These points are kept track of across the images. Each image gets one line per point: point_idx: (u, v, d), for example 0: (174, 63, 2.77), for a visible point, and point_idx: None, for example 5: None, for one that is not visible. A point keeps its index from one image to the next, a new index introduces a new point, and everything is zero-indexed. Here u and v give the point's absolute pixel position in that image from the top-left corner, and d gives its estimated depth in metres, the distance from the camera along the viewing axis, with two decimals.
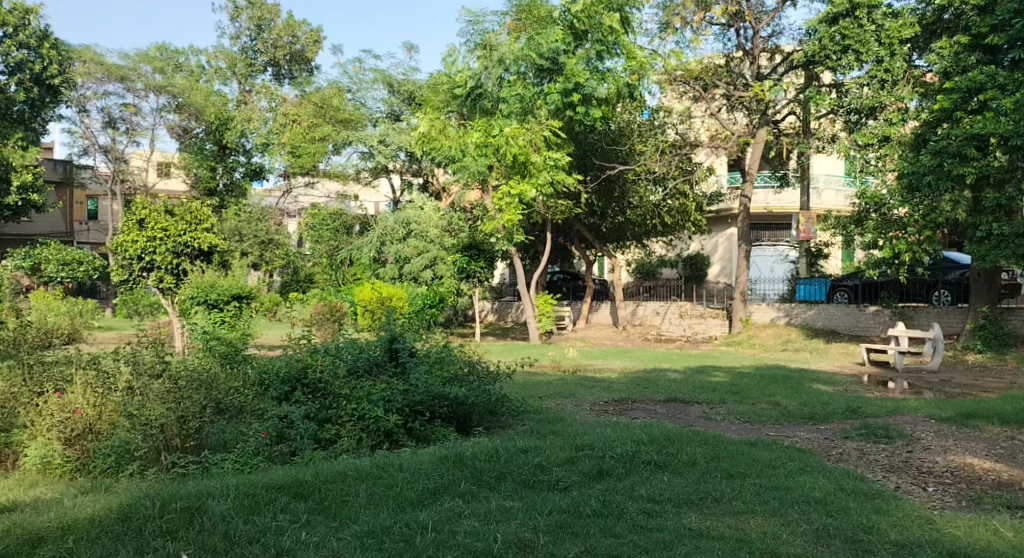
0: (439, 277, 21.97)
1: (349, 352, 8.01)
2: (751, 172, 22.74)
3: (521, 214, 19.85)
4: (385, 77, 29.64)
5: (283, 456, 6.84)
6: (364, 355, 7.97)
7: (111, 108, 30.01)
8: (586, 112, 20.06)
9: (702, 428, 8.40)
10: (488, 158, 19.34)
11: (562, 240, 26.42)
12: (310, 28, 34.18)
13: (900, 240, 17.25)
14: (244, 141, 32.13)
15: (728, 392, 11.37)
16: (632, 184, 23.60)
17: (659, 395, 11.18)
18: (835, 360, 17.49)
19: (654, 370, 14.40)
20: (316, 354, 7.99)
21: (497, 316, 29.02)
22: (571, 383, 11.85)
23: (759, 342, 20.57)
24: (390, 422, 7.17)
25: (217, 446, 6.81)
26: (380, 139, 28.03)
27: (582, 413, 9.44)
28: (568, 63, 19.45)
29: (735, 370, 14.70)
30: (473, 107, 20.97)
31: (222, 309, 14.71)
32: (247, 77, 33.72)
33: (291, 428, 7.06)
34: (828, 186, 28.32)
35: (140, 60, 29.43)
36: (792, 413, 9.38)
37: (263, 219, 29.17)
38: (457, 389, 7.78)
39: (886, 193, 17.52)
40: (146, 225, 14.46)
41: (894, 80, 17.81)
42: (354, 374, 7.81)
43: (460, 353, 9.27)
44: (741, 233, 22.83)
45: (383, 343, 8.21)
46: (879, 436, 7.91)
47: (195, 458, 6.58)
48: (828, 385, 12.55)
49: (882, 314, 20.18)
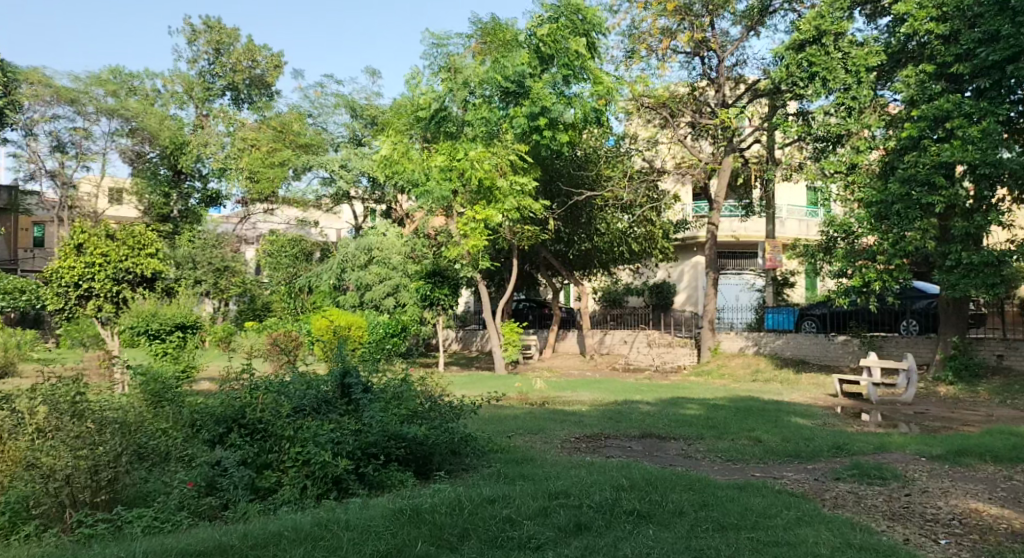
0: (401, 305, 21.27)
1: (296, 387, 7.27)
2: (717, 200, 22.30)
3: (487, 240, 19.30)
4: (347, 101, 29.04)
5: (212, 511, 6.15)
6: (312, 391, 7.24)
7: (60, 132, 29.02)
8: (553, 136, 19.64)
9: (683, 469, 7.80)
10: (453, 182, 18.79)
11: (528, 267, 25.87)
12: (270, 52, 33.52)
13: (869, 268, 16.73)
14: (200, 165, 31.33)
15: (704, 426, 10.78)
16: (599, 211, 23.12)
17: (633, 430, 10.55)
18: (807, 391, 17.03)
19: (624, 403, 13.78)
20: (256, 390, 7.24)
21: (462, 345, 28.31)
22: (540, 418, 11.22)
23: (729, 373, 20.07)
24: (339, 468, 6.49)
25: (134, 499, 6.19)
26: (342, 165, 27.40)
27: (553, 452, 8.80)
28: (533, 87, 18.98)
29: (708, 402, 14.14)
30: (434, 130, 20.27)
31: (165, 339, 14.12)
32: (205, 101, 32.95)
33: (224, 476, 6.43)
34: (791, 216, 27.99)
35: (92, 83, 28.60)
36: (776, 450, 8.82)
37: (218, 245, 28.45)
38: (416, 428, 7.11)
39: (854, 219, 17.05)
40: (85, 251, 13.98)
41: (861, 108, 17.29)
42: (300, 413, 7.04)
43: (419, 388, 8.55)
44: (709, 260, 22.46)
45: (335, 378, 7.49)
46: (872, 476, 7.35)
47: (106, 515, 5.87)
48: (806, 418, 12.02)
49: (851, 344, 19.69)
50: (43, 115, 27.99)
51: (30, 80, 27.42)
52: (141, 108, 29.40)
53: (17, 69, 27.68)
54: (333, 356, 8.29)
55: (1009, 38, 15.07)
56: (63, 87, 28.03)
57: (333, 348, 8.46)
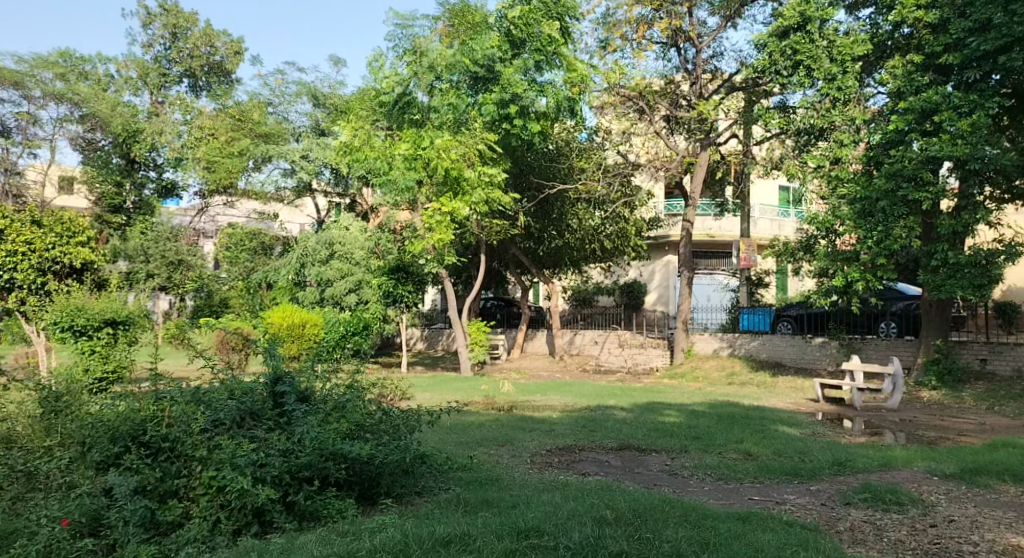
0: (364, 303, 20.12)
1: (217, 398, 6.34)
2: (692, 196, 21.38)
3: (453, 234, 18.17)
4: (309, 89, 27.78)
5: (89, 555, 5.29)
6: (234, 402, 6.31)
7: (4, 117, 27.38)
8: (524, 125, 18.65)
9: (670, 492, 6.87)
10: (418, 172, 17.68)
11: (496, 264, 24.88)
12: (230, 38, 32.02)
13: (852, 268, 15.34)
14: (154, 154, 29.88)
15: (687, 438, 9.80)
16: (570, 206, 22.14)
17: (610, 442, 9.57)
18: (787, 395, 16.08)
19: (598, 410, 12.75)
20: (160, 402, 6.25)
21: (427, 344, 27.17)
22: (506, 427, 10.27)
23: (704, 376, 19.14)
24: (260, 498, 5.65)
25: None
26: (303, 155, 26.10)
27: (521, 469, 7.89)
28: (503, 72, 17.95)
29: (686, 408, 13.15)
30: (396, 117, 19.09)
31: (92, 336, 12.83)
32: (161, 88, 31.37)
33: (114, 508, 5.49)
34: (763, 215, 27.04)
35: (37, 65, 26.98)
36: (772, 467, 7.86)
37: (173, 239, 26.82)
38: (361, 446, 6.22)
39: (837, 216, 15.53)
40: (6, 237, 13.72)
41: (846, 99, 15.93)
42: (217, 429, 6.12)
43: (368, 397, 7.55)
44: (682, 259, 21.59)
45: (266, 385, 6.61)
46: (887, 502, 6.37)
47: None
48: (794, 427, 11.05)
49: (829, 346, 18.74)
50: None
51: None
52: (91, 93, 27.71)
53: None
54: (262, 357, 7.18)
55: (1002, 26, 13.75)
56: (7, 69, 26.13)
57: (264, 347, 7.34)
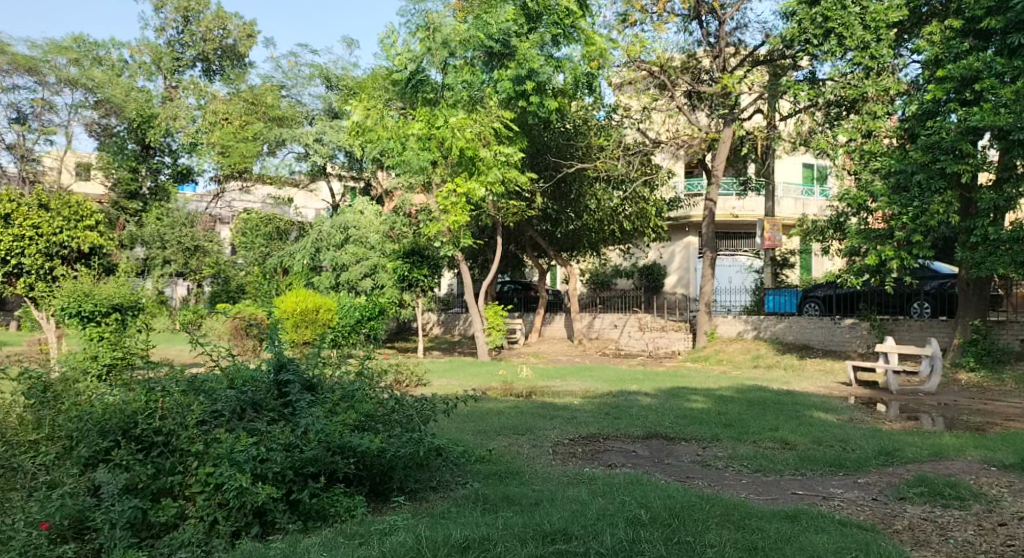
0: (380, 287, 19.67)
1: (216, 388, 5.89)
2: (715, 173, 20.72)
3: (469, 215, 17.63)
4: (322, 72, 27.25)
5: None
6: (234, 392, 5.86)
7: (19, 103, 27.05)
8: (541, 102, 18.06)
9: (705, 487, 6.36)
10: (432, 152, 17.14)
11: (514, 247, 24.38)
12: (242, 21, 31.49)
13: (886, 246, 14.63)
14: (169, 140, 29.51)
15: (718, 425, 9.26)
16: (588, 185, 21.52)
17: (636, 430, 9.06)
18: (817, 379, 15.46)
19: (621, 396, 12.23)
20: (153, 391, 5.79)
21: (443, 329, 26.74)
22: (526, 415, 9.79)
23: (728, 359, 18.56)
24: (260, 497, 5.17)
25: None
26: (316, 138, 25.57)
27: (543, 460, 7.40)
28: (519, 47, 17.30)
29: (714, 393, 12.60)
30: (410, 95, 18.52)
31: (100, 322, 12.35)
32: (174, 72, 30.91)
33: (100, 509, 5.03)
34: (787, 194, 26.34)
35: (51, 50, 26.63)
36: (814, 458, 7.32)
37: (189, 224, 26.50)
38: (370, 438, 5.74)
39: (869, 191, 14.85)
40: (13, 221, 13.48)
41: (880, 68, 15.30)
42: (215, 421, 5.66)
43: (380, 385, 7.10)
44: (705, 240, 20.91)
45: (269, 373, 6.17)
46: (947, 497, 5.81)
47: None
48: (831, 413, 10.48)
49: (859, 328, 18.06)
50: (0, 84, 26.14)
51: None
52: (105, 78, 27.33)
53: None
54: (266, 342, 6.73)
55: None
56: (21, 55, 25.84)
57: (266, 333, 6.88)
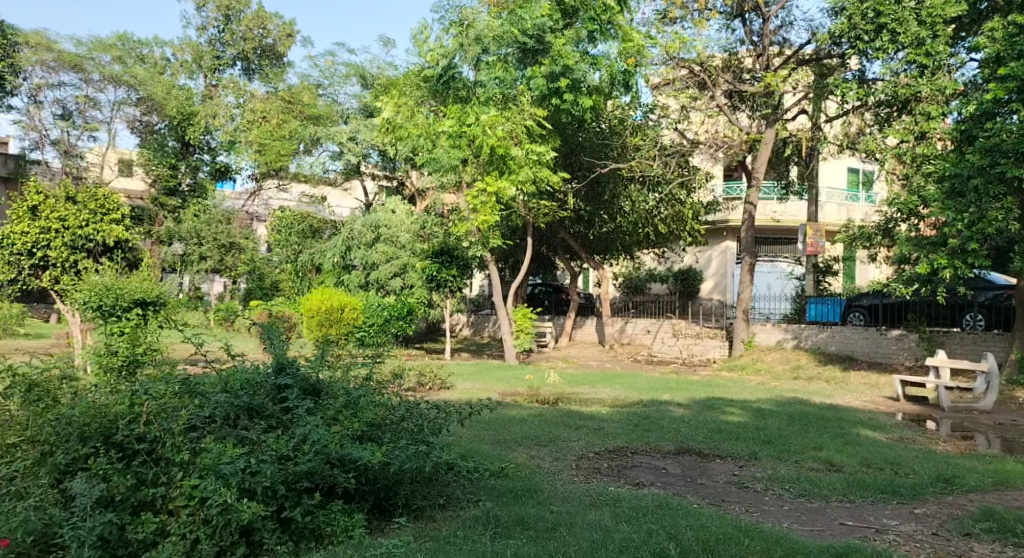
0: (409, 287, 19.21)
1: (208, 393, 5.41)
2: (755, 176, 19.93)
3: (499, 216, 17.10)
4: (358, 70, 26.93)
5: None
6: (227, 396, 5.36)
7: (64, 100, 27.15)
8: (575, 100, 17.55)
9: (743, 515, 5.74)
10: (463, 151, 16.62)
11: (546, 248, 23.84)
12: (283, 20, 30.93)
13: (939, 254, 13.84)
14: (208, 137, 29.29)
15: (755, 442, 8.62)
16: (623, 187, 20.84)
17: (667, 444, 8.46)
18: (861, 392, 14.69)
19: (651, 406, 11.62)
20: (140, 394, 5.32)
21: (473, 330, 26.24)
22: (550, 425, 9.23)
23: (766, 369, 17.83)
24: (245, 515, 4.64)
25: None
26: (350, 137, 25.23)
27: (565, 476, 6.84)
28: (554, 43, 16.76)
29: (751, 405, 11.92)
30: (441, 92, 18.00)
31: (121, 317, 11.99)
32: (215, 71, 30.60)
33: (69, 525, 4.54)
34: (830, 199, 25.46)
35: (96, 47, 26.81)
36: (864, 483, 6.67)
37: (225, 221, 26.37)
38: (373, 450, 5.21)
39: (922, 197, 14.12)
40: (40, 213, 13.26)
41: (936, 66, 14.49)
42: (204, 429, 5.16)
43: (389, 392, 6.59)
44: (745, 245, 20.14)
45: (267, 377, 5.68)
46: (1017, 535, 5.16)
47: None
48: (879, 431, 9.77)
49: (907, 339, 17.20)
50: (46, 81, 26.35)
51: (30, 42, 25.80)
52: (148, 76, 27.45)
53: (18, 31, 26.18)
54: (268, 343, 6.26)
55: None
56: (66, 52, 26.30)
57: (269, 333, 6.41)
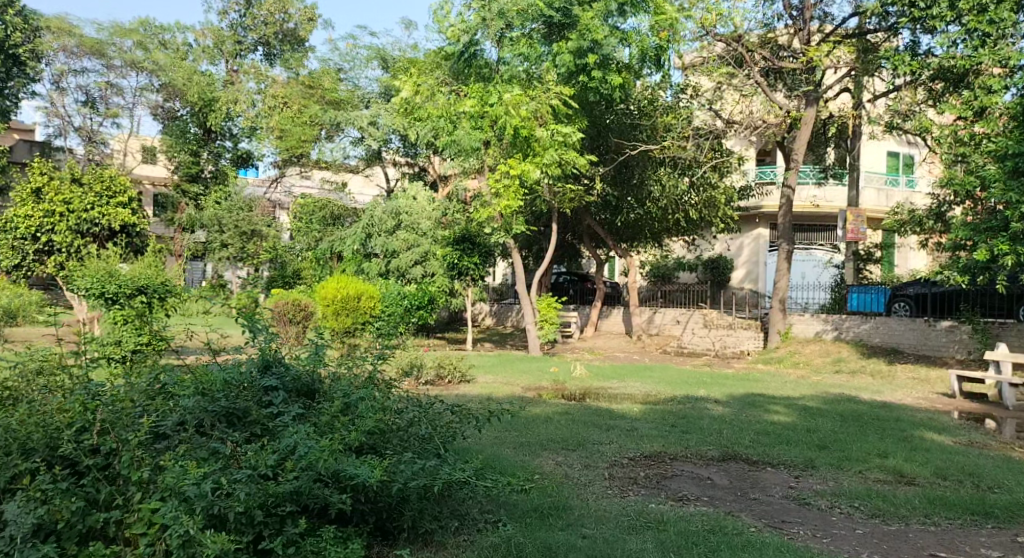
0: (430, 275, 18.38)
1: (176, 399, 4.57)
2: (794, 157, 18.68)
3: (523, 200, 16.13)
4: (379, 53, 26.07)
5: None
6: (198, 400, 4.52)
7: (87, 86, 26.80)
8: (604, 78, 16.46)
9: (811, 545, 4.85)
10: (485, 132, 15.69)
11: (571, 236, 22.93)
12: (304, 4, 30.05)
13: (999, 239, 12.66)
14: (231, 124, 28.33)
15: (810, 447, 7.69)
16: (652, 170, 19.63)
17: (711, 450, 7.55)
18: (911, 388, 13.68)
19: (686, 402, 10.71)
20: (98, 397, 4.51)
21: (495, 320, 25.40)
22: (578, 425, 8.36)
23: (805, 362, 16.83)
24: (211, 549, 3.77)
25: None
26: (371, 121, 24.35)
27: (598, 489, 5.98)
28: (582, 16, 15.71)
29: (796, 403, 10.99)
30: (463, 72, 17.12)
31: (124, 306, 10.89)
32: (236, 56, 29.56)
33: None
34: (869, 184, 24.21)
35: (117, 32, 26.37)
36: (948, 498, 5.76)
37: (247, 208, 25.63)
38: (372, 465, 4.34)
39: (983, 177, 13.05)
40: (43, 196, 12.44)
41: (1000, 35, 13.37)
42: (167, 441, 4.33)
43: (393, 394, 5.75)
44: (781, 231, 19.02)
45: (245, 379, 4.85)
46: None
47: None
48: (944, 435, 8.81)
49: (958, 332, 16.15)
50: (68, 66, 26.08)
51: (50, 27, 25.55)
52: (170, 62, 26.71)
53: (40, 16, 25.80)
54: (250, 339, 5.44)
55: None
56: (88, 37, 25.97)
57: (250, 324, 5.58)
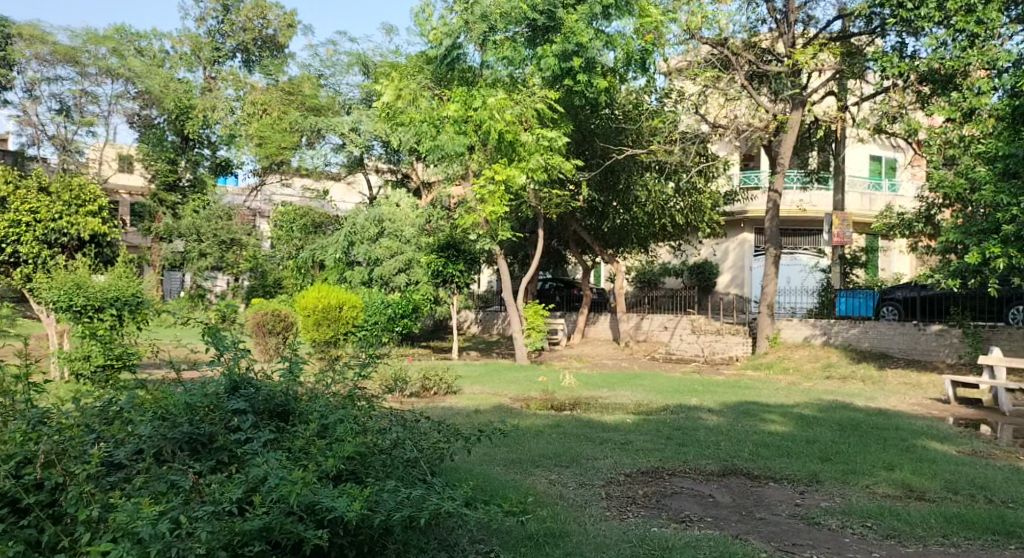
0: (414, 283, 18.01)
1: (128, 427, 4.46)
2: (781, 161, 18.43)
3: (508, 206, 15.77)
4: (360, 59, 25.69)
5: None
6: (153, 428, 4.37)
7: (62, 94, 26.25)
8: (589, 81, 16.15)
9: None
10: (469, 137, 15.34)
11: (556, 241, 22.65)
12: (283, 10, 29.61)
13: (991, 242, 12.42)
14: (208, 132, 27.74)
15: (812, 459, 7.42)
16: (638, 174, 19.37)
17: (708, 464, 7.26)
18: (905, 394, 13.46)
19: (679, 412, 10.42)
20: (41, 426, 4.32)
21: (481, 327, 25.06)
22: (567, 439, 8.08)
23: (795, 368, 16.59)
24: None
25: None
26: (352, 128, 23.95)
27: (596, 510, 5.67)
28: (566, 19, 15.37)
29: (791, 412, 10.73)
30: (446, 76, 16.76)
31: (94, 319, 10.54)
32: (214, 63, 29.06)
33: None
34: (853, 188, 24.06)
35: (91, 39, 25.77)
36: (966, 515, 5.49)
37: (227, 217, 25.13)
38: (350, 496, 4.01)
39: (973, 179, 12.82)
40: (8, 206, 11.94)
41: (989, 36, 13.18)
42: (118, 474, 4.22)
43: (376, 412, 5.43)
44: (769, 236, 18.75)
45: (208, 402, 4.63)
46: None
47: None
48: (946, 444, 8.57)
49: (948, 335, 15.98)
50: (41, 74, 25.54)
51: (23, 34, 24.98)
52: (146, 69, 26.12)
53: (13, 23, 25.22)
54: (213, 355, 5.10)
55: None
56: (62, 44, 25.39)
57: (216, 338, 5.21)
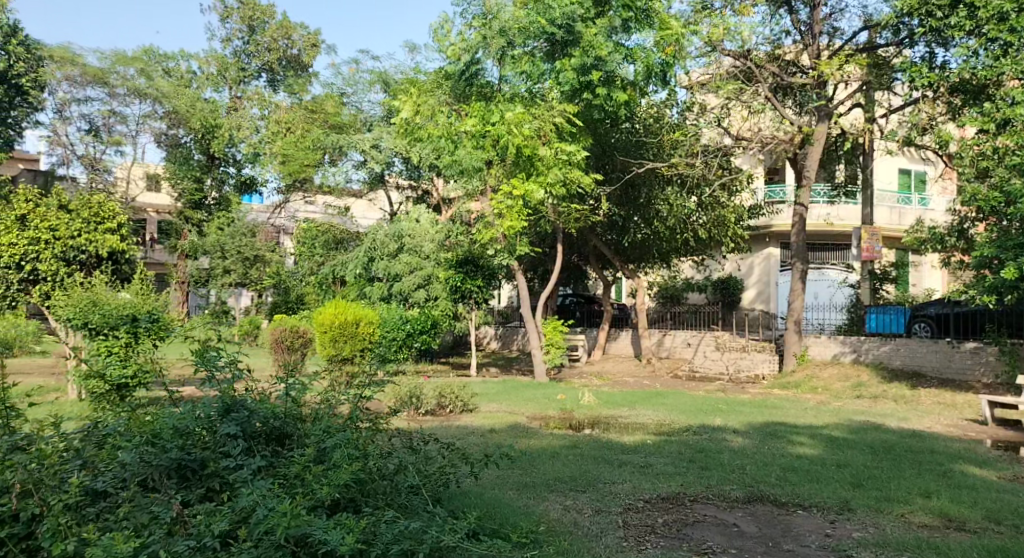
0: (434, 298, 17.71)
1: (114, 453, 4.23)
2: (806, 174, 17.98)
3: (527, 221, 15.48)
4: (382, 77, 25.55)
5: None
6: (139, 455, 4.14)
7: (90, 115, 26.42)
8: (609, 95, 15.83)
9: None
10: (487, 151, 15.09)
11: (577, 257, 22.35)
12: (307, 30, 29.70)
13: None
14: (233, 151, 27.69)
15: (843, 485, 7.04)
16: (659, 189, 19.04)
17: (732, 489, 6.92)
18: (938, 414, 12.97)
19: (702, 433, 10.04)
20: (18, 453, 4.12)
21: (501, 344, 24.77)
22: (584, 461, 7.77)
23: (824, 386, 16.12)
24: None
25: None
26: (374, 145, 23.79)
27: (611, 540, 5.35)
28: (585, 33, 15.09)
29: (820, 433, 10.32)
30: (464, 91, 16.55)
31: (110, 337, 10.24)
32: (239, 83, 29.12)
33: None
34: (881, 202, 23.62)
35: (119, 60, 25.91)
36: (1010, 550, 5.10)
37: (251, 233, 25.10)
38: (343, 528, 3.76)
39: (1007, 190, 12.35)
40: (27, 223, 11.76)
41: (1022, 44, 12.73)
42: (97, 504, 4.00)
43: (379, 434, 5.14)
44: (796, 251, 18.29)
45: (200, 425, 4.40)
46: None
47: None
48: (984, 468, 8.14)
49: (982, 353, 15.45)
50: (70, 95, 25.71)
51: (53, 56, 25.16)
52: (173, 90, 26.21)
53: (44, 45, 25.45)
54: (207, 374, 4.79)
55: None
56: (91, 66, 25.57)
57: (212, 355, 4.92)
